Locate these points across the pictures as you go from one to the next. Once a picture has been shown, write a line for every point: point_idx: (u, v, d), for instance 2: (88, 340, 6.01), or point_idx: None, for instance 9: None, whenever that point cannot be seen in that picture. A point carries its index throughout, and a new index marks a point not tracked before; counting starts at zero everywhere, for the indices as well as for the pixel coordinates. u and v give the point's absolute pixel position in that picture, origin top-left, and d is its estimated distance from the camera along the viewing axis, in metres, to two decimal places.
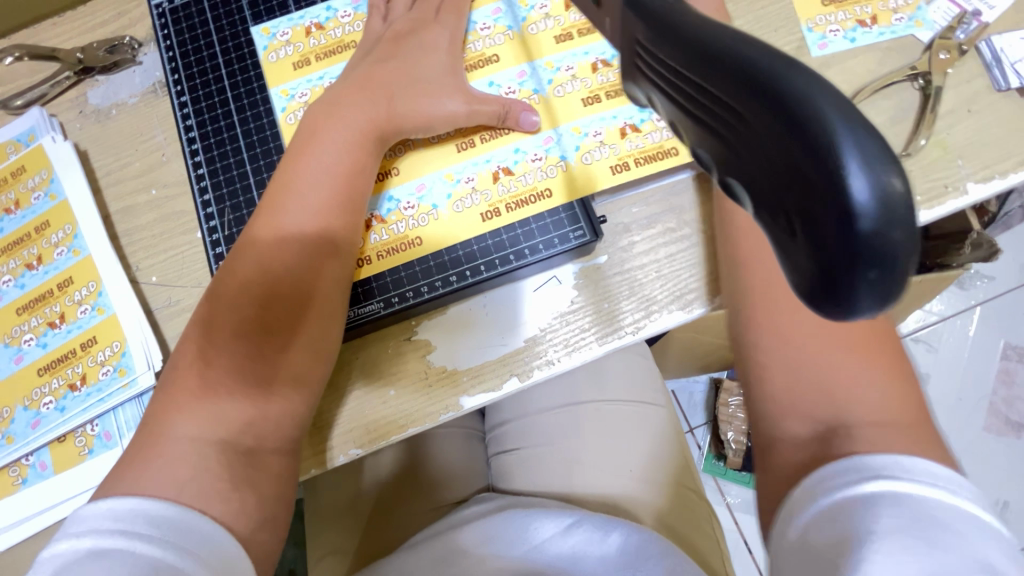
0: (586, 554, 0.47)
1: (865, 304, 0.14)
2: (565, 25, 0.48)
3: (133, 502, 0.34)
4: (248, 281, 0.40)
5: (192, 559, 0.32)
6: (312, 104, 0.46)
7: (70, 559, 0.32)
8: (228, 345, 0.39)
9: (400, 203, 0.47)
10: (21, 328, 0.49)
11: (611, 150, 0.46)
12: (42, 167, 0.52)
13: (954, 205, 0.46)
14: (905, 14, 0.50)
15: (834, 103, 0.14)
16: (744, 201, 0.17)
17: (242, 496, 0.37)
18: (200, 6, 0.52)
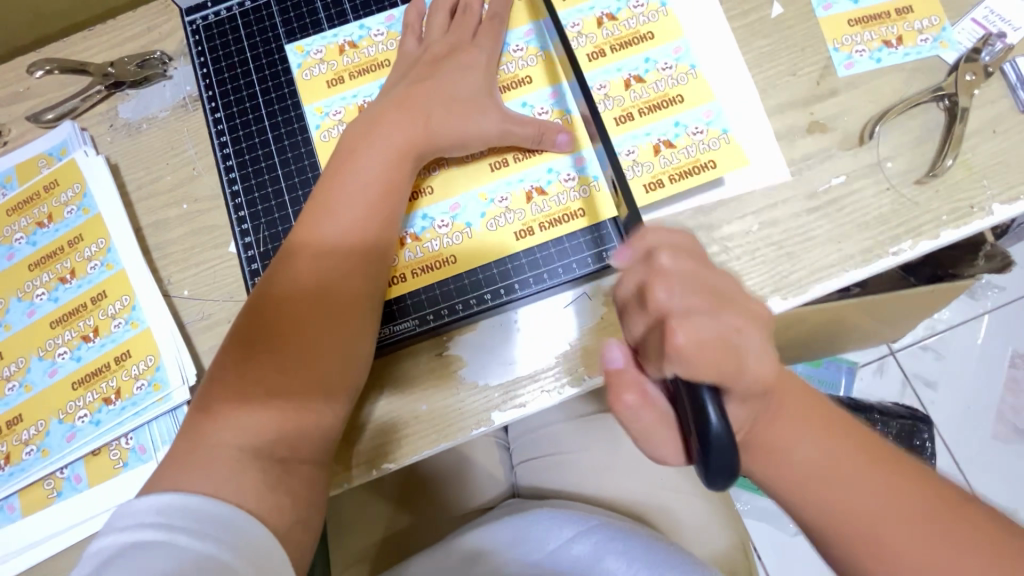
0: (603, 557, 0.48)
1: None
2: (598, 42, 0.51)
3: (173, 497, 0.34)
4: (285, 300, 0.40)
5: (235, 553, 0.33)
6: (351, 122, 0.47)
7: (115, 551, 0.33)
8: (263, 360, 0.39)
9: (434, 221, 0.48)
10: (55, 341, 0.50)
11: (645, 167, 0.48)
12: (75, 181, 0.53)
13: (981, 225, 0.46)
14: (931, 35, 0.50)
15: None
16: None
17: (277, 498, 0.37)
18: (234, 23, 0.52)
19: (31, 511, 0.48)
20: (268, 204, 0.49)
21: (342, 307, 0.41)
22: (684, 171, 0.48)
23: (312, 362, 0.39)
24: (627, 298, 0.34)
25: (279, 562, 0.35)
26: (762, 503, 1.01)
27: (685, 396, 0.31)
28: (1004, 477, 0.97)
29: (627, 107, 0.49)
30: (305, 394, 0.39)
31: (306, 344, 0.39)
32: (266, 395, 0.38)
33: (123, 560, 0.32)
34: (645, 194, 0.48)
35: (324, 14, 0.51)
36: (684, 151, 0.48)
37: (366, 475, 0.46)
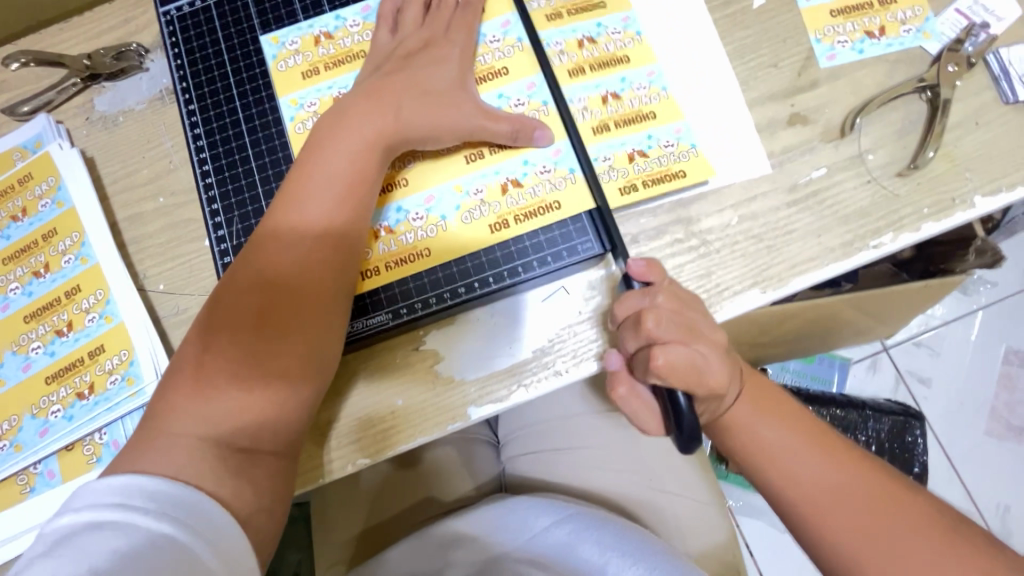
0: (579, 541, 0.48)
1: None
2: (578, 60, 0.49)
3: (131, 477, 0.34)
4: (251, 289, 0.40)
5: (195, 535, 0.33)
6: (324, 113, 0.46)
7: (68, 531, 0.32)
8: (231, 352, 0.39)
9: (409, 214, 0.47)
10: (29, 336, 0.49)
11: (619, 173, 0.47)
12: (50, 174, 0.52)
13: (963, 218, 0.46)
14: (913, 26, 0.50)
15: None
16: None
17: (237, 486, 0.37)
18: (209, 14, 0.52)
19: (4, 507, 0.47)
20: (242, 196, 0.48)
21: (310, 297, 0.40)
22: (657, 178, 0.47)
23: (278, 353, 0.39)
24: (623, 320, 0.40)
25: (236, 548, 0.35)
26: (754, 500, 1.00)
27: (665, 398, 0.37)
28: (996, 474, 0.96)
29: (604, 119, 0.48)
30: (269, 385, 0.39)
31: (272, 335, 0.39)
32: (230, 387, 0.38)
33: (77, 540, 0.32)
34: (621, 199, 0.47)
35: (299, 5, 0.51)
36: (656, 161, 0.47)
37: (339, 471, 0.46)
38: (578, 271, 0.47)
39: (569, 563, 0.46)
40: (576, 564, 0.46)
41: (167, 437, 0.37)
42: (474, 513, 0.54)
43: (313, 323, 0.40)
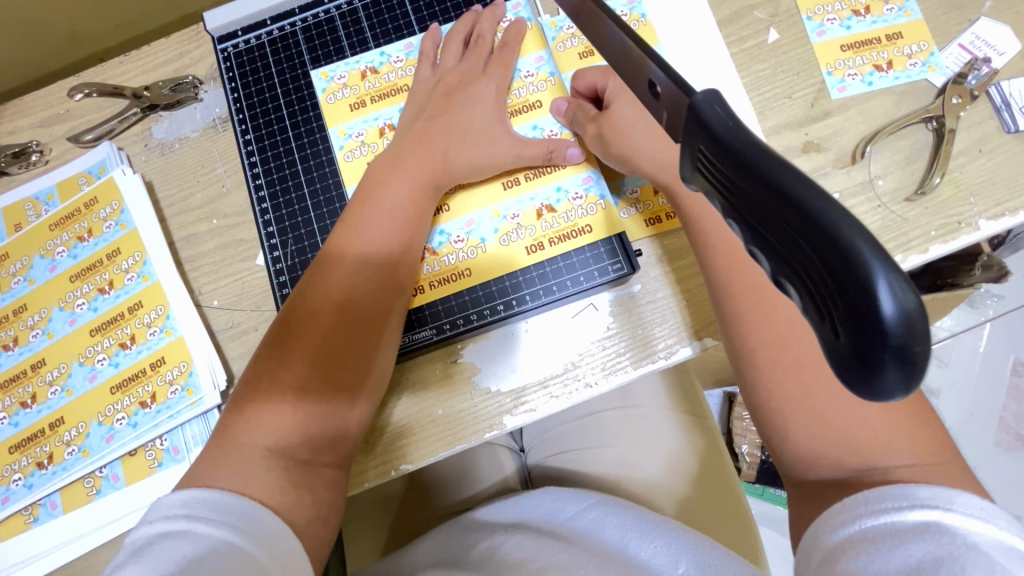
0: (605, 521, 0.53)
1: (893, 387, 0.18)
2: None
3: (195, 491, 0.37)
4: (315, 311, 0.44)
5: (254, 541, 0.35)
6: (376, 155, 0.50)
7: (142, 540, 0.35)
8: (295, 366, 0.42)
9: (451, 236, 0.51)
10: (95, 348, 0.53)
11: (646, 206, 0.51)
12: (113, 198, 0.56)
13: (968, 240, 0.49)
14: (919, 60, 0.53)
15: (868, 241, 0.18)
16: (790, 293, 0.21)
17: (299, 493, 0.40)
18: (263, 51, 0.56)
19: (71, 508, 0.51)
20: (294, 220, 0.52)
21: (363, 320, 0.44)
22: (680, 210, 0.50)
23: (337, 367, 0.43)
24: None
25: (294, 551, 0.37)
26: (767, 509, 1.03)
27: None
28: (1008, 483, 0.98)
29: None
30: (328, 397, 0.42)
31: (334, 355, 0.43)
32: (294, 401, 0.42)
33: (150, 547, 0.34)
34: (646, 230, 0.51)
35: (346, 43, 0.55)
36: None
37: (383, 476, 0.49)
38: (608, 289, 0.50)
39: (597, 537, 0.51)
40: (604, 537, 0.51)
41: (236, 442, 0.40)
42: (506, 503, 0.60)
43: (369, 338, 0.44)
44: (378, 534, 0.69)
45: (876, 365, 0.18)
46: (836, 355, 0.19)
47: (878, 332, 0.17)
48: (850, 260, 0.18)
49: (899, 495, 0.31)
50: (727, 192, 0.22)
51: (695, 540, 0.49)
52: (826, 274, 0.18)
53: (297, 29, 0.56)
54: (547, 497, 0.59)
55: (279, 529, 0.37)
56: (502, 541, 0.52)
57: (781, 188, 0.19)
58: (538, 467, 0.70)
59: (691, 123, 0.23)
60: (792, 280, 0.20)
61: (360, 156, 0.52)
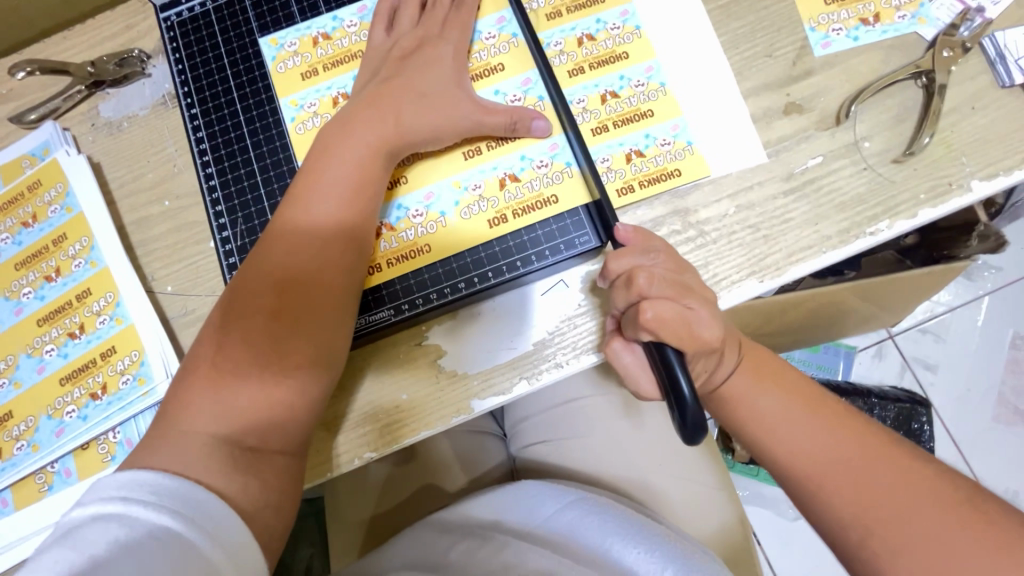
0: (586, 522, 0.51)
1: None
2: (578, 60, 0.50)
3: (135, 473, 0.35)
4: (256, 293, 0.41)
5: (193, 527, 0.34)
6: (326, 124, 0.47)
7: (73, 524, 0.33)
8: (231, 358, 0.40)
9: (409, 211, 0.48)
10: (42, 339, 0.51)
11: (618, 174, 0.48)
12: (58, 180, 0.53)
13: (959, 203, 0.46)
14: (908, 12, 0.49)
15: None
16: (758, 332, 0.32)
17: (247, 479, 0.38)
18: (208, 19, 0.53)
19: (23, 505, 0.48)
20: (245, 198, 0.49)
21: (304, 311, 0.41)
22: (653, 178, 0.48)
23: (274, 362, 0.40)
24: (615, 278, 0.42)
25: (241, 540, 0.36)
26: (761, 489, 1.02)
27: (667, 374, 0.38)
28: (1003, 457, 0.97)
29: (603, 120, 0.49)
30: (267, 390, 0.40)
31: (274, 348, 0.40)
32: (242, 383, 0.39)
33: (81, 531, 0.32)
34: (618, 200, 0.48)
35: (297, 8, 0.51)
36: (653, 160, 0.48)
37: (348, 464, 0.47)
38: (577, 263, 0.48)
39: (578, 542, 0.49)
40: (584, 541, 0.49)
41: (178, 429, 0.38)
42: (483, 496, 0.58)
43: (309, 330, 0.41)
44: (354, 527, 0.67)
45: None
46: None
47: None
48: None
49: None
50: None
51: (683, 553, 0.48)
52: None
53: None
54: (524, 493, 0.56)
55: (221, 515, 0.35)
56: (479, 543, 0.51)
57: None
58: (522, 455, 0.68)
59: None
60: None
61: (312, 128, 0.49)
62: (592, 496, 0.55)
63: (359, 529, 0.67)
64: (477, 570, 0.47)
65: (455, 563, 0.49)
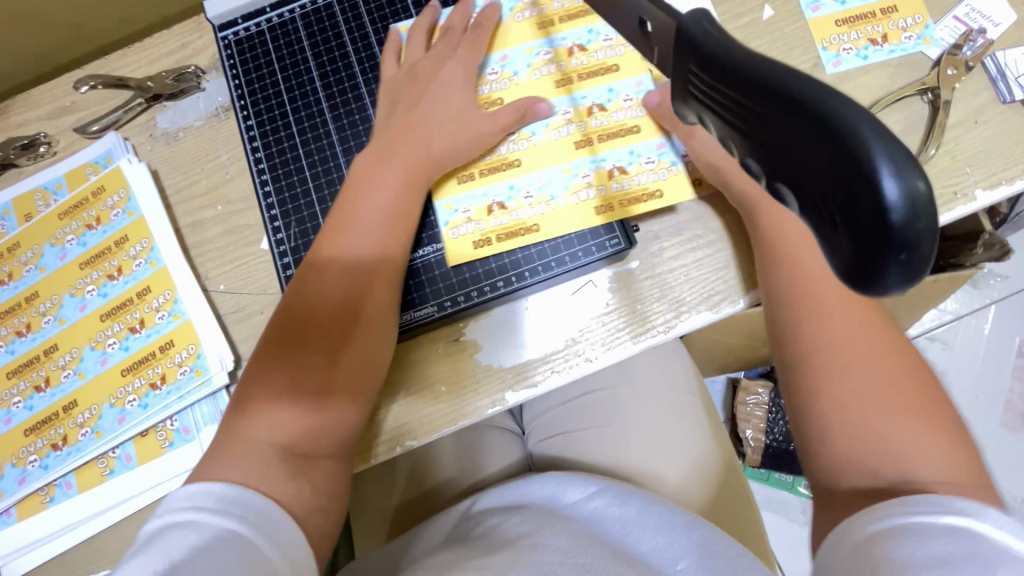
0: (608, 511, 0.54)
1: (892, 283, 0.17)
2: (566, 70, 0.53)
3: (197, 486, 0.38)
4: (318, 304, 0.45)
5: (257, 531, 0.37)
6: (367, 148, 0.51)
7: (152, 533, 0.37)
8: (301, 354, 0.44)
9: (520, 192, 0.52)
10: (105, 333, 0.54)
11: (598, 190, 0.51)
12: (120, 186, 0.58)
13: (963, 211, 0.49)
14: (914, 33, 0.53)
15: (870, 121, 0.16)
16: (791, 206, 0.19)
17: (299, 483, 0.41)
18: (263, 38, 0.57)
19: (85, 488, 0.52)
20: (297, 202, 0.53)
21: (358, 316, 0.45)
22: (635, 197, 0.50)
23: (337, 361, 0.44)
24: None
25: (295, 539, 0.39)
26: (771, 492, 1.04)
27: None
28: (1010, 463, 0.99)
29: (586, 133, 0.52)
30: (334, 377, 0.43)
31: (335, 348, 0.44)
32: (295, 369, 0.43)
33: (158, 538, 0.36)
34: (601, 218, 0.50)
35: (345, 28, 0.57)
36: (635, 177, 0.51)
37: (388, 453, 0.50)
38: (607, 265, 0.51)
39: (598, 525, 0.52)
40: (604, 525, 0.52)
41: None
42: (509, 486, 0.61)
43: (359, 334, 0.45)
44: (381, 516, 0.70)
45: (882, 262, 0.16)
46: (848, 259, 0.17)
47: (880, 218, 0.16)
48: (847, 141, 0.16)
49: (933, 502, 0.35)
50: (734, 117, 0.20)
51: (707, 533, 0.51)
52: (834, 182, 0.17)
53: (296, 15, 0.58)
54: (548, 482, 0.60)
55: (281, 518, 0.38)
56: (502, 521, 0.53)
57: (789, 93, 0.18)
58: (540, 450, 0.71)
59: (679, 43, 0.23)
60: (791, 187, 0.19)
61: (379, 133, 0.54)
62: (615, 485, 0.58)
63: (386, 517, 0.70)
64: (499, 540, 0.49)
65: (478, 538, 0.51)
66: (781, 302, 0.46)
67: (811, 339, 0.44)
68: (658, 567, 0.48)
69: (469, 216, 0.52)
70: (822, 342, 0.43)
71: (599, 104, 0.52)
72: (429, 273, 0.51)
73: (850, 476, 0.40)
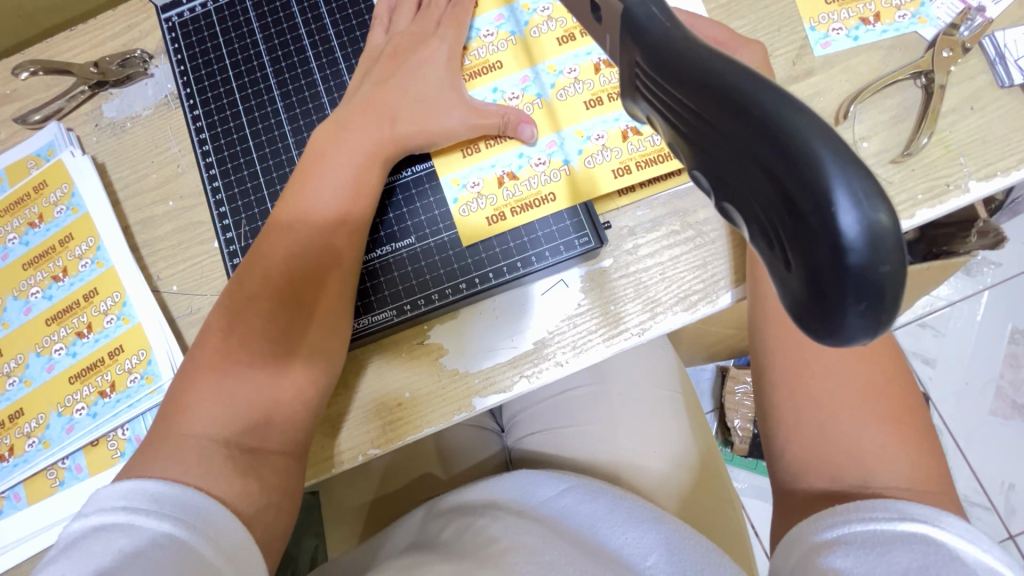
0: (577, 508, 0.52)
1: (853, 329, 0.15)
2: (567, 26, 0.49)
3: (132, 482, 0.35)
4: (266, 290, 0.41)
5: (196, 533, 0.34)
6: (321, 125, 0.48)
7: (79, 535, 0.34)
8: (246, 344, 0.40)
9: (531, 159, 0.48)
10: (51, 338, 0.52)
11: (613, 153, 0.47)
12: (64, 181, 0.54)
13: (956, 203, 0.46)
14: (909, 11, 0.50)
15: (824, 137, 0.14)
16: (740, 227, 0.17)
17: (246, 481, 0.38)
18: (210, 20, 0.54)
19: (35, 500, 0.50)
20: (247, 199, 0.51)
21: (304, 309, 0.42)
22: (651, 159, 0.47)
23: (288, 356, 0.41)
24: None
25: (242, 540, 0.36)
26: (759, 481, 1.02)
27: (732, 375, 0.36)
28: (1000, 449, 0.97)
29: (597, 92, 0.48)
30: (283, 375, 0.41)
31: (279, 342, 0.41)
32: (236, 370, 0.40)
33: (85, 542, 0.33)
34: (614, 181, 0.47)
35: (298, 8, 0.53)
36: (650, 139, 0.48)
37: (350, 460, 0.48)
38: (578, 264, 0.48)
39: (567, 523, 0.51)
40: (573, 523, 0.50)
41: (181, 432, 0.38)
42: (481, 484, 0.58)
43: (311, 330, 0.42)
44: (353, 518, 0.68)
45: (838, 307, 0.15)
46: (801, 299, 0.15)
47: (836, 256, 0.14)
48: (799, 164, 0.14)
49: (890, 507, 0.33)
50: (679, 121, 0.18)
51: (674, 530, 0.49)
52: (784, 211, 0.15)
53: None
54: (521, 480, 0.58)
55: (226, 517, 0.35)
56: (470, 522, 0.51)
57: (734, 99, 0.16)
58: (517, 447, 0.70)
59: (623, 29, 0.20)
60: (741, 209, 0.17)
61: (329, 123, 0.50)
62: (587, 481, 0.56)
63: (359, 519, 0.68)
64: (468, 539, 0.48)
65: (446, 538, 0.50)
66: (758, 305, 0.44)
67: (780, 341, 0.42)
68: (626, 563, 0.45)
69: (479, 190, 0.49)
70: (795, 342, 0.41)
71: (605, 59, 0.49)
72: (401, 269, 0.49)
73: (809, 479, 0.38)
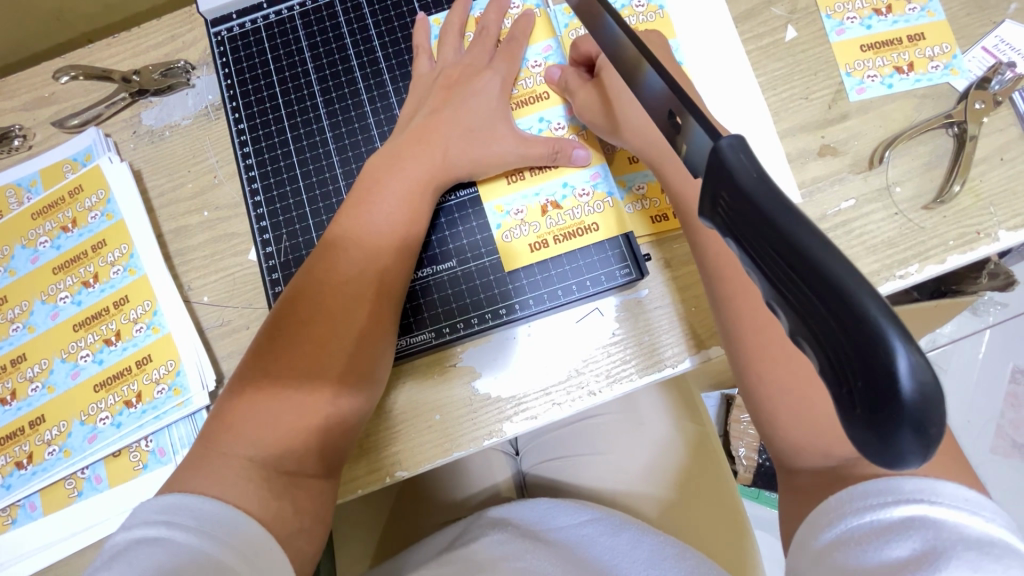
0: (597, 539, 0.52)
1: (910, 453, 0.17)
2: None
3: (174, 497, 0.35)
4: (314, 311, 0.42)
5: (231, 550, 0.33)
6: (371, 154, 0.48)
7: (120, 547, 0.33)
8: (290, 361, 0.40)
9: (575, 190, 0.49)
10: (78, 344, 0.51)
11: (652, 203, 0.49)
12: (100, 186, 0.54)
13: (985, 251, 0.47)
14: (941, 63, 0.51)
15: (879, 305, 0.17)
16: (805, 347, 0.20)
17: (281, 503, 0.37)
18: (259, 36, 0.55)
19: (52, 510, 0.49)
20: (289, 214, 0.52)
21: (352, 330, 0.42)
22: None
23: (331, 375, 0.40)
24: None
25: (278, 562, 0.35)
26: (761, 512, 1.02)
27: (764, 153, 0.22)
28: (1002, 488, 0.98)
29: None
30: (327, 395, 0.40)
31: (323, 362, 0.40)
32: (281, 385, 0.40)
33: (124, 556, 0.32)
34: (650, 227, 0.49)
35: (347, 28, 0.54)
36: None
37: (377, 483, 0.47)
38: (614, 294, 0.48)
39: (585, 551, 0.50)
40: (590, 552, 0.50)
41: (220, 450, 0.38)
42: (499, 508, 0.58)
43: (358, 353, 0.42)
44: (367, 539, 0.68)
45: (894, 435, 0.17)
46: (849, 413, 0.19)
47: (896, 402, 0.17)
48: (863, 324, 0.17)
49: (886, 487, 0.30)
50: (756, 255, 0.21)
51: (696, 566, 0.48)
52: (848, 347, 0.18)
53: (295, 13, 0.55)
54: (538, 507, 0.57)
55: (260, 540, 0.35)
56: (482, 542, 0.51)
57: (807, 258, 0.18)
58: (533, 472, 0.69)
59: (713, 167, 0.22)
60: (808, 339, 0.20)
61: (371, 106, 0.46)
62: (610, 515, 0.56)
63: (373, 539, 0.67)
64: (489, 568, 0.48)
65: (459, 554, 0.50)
66: (714, 292, 0.42)
67: None
68: None
69: (522, 218, 0.49)
70: None
71: None
72: (441, 291, 0.49)
73: None
